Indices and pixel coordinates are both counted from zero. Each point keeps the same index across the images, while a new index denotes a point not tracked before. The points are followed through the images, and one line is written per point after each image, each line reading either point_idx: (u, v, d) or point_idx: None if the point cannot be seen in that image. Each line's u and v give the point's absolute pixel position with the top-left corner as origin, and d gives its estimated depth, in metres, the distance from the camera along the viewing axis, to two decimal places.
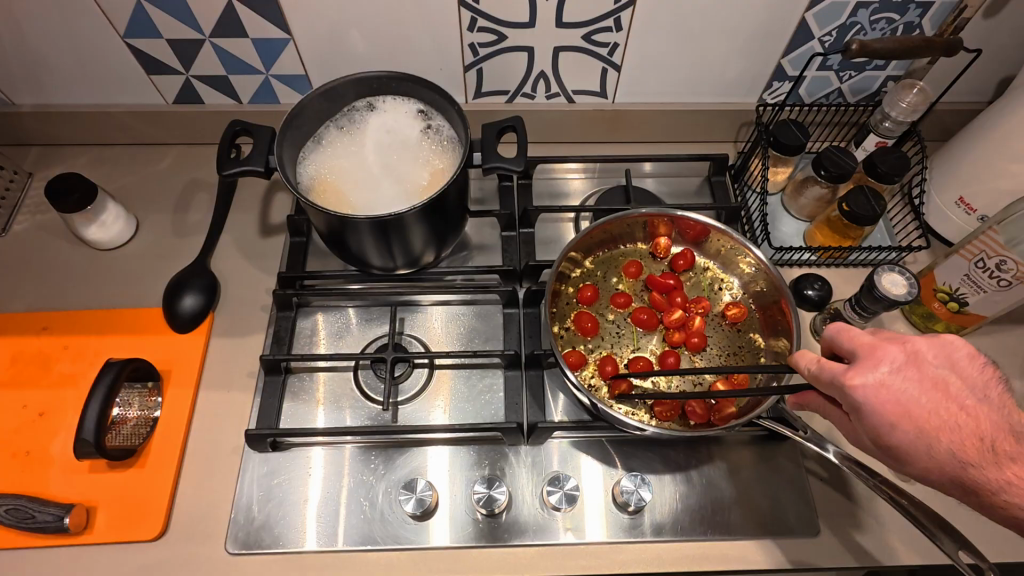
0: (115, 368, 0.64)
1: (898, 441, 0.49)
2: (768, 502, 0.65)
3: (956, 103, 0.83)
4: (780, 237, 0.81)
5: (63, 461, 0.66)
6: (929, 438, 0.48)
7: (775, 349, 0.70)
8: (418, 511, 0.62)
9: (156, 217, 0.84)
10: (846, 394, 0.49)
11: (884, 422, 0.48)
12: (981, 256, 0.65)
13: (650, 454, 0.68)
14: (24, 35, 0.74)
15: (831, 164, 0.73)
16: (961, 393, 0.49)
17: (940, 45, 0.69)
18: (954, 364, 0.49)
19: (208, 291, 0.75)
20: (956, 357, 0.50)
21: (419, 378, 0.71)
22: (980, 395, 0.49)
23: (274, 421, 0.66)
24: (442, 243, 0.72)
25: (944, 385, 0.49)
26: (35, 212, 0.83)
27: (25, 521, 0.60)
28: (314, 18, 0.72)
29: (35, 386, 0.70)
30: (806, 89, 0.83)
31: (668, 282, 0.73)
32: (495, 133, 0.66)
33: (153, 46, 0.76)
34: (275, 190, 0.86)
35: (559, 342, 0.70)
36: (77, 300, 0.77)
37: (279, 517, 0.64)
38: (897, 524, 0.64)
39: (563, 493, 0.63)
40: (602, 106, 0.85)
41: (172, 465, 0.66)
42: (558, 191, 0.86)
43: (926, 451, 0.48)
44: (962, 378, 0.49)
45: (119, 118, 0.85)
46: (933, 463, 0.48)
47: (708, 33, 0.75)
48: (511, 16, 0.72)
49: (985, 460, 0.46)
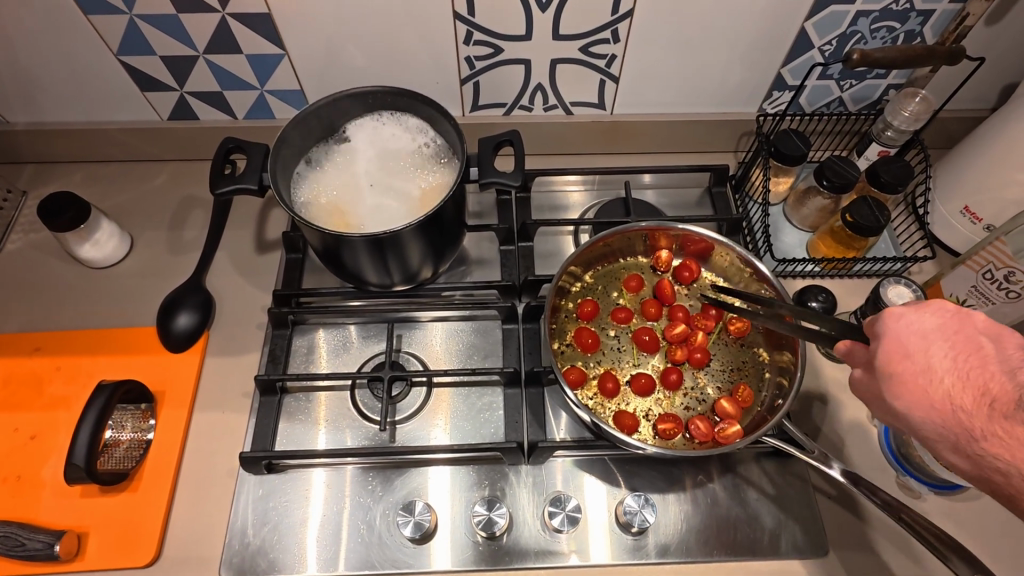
0: (107, 391, 0.63)
1: (904, 372, 0.41)
2: (775, 523, 0.64)
3: (960, 111, 0.82)
4: (782, 248, 0.80)
5: (55, 484, 0.64)
6: (930, 386, 0.41)
7: (780, 364, 0.68)
8: (417, 535, 0.60)
9: (150, 234, 0.83)
10: (878, 321, 0.44)
11: (897, 350, 0.42)
12: (989, 267, 0.64)
13: (654, 473, 0.66)
14: (17, 52, 0.74)
15: (833, 175, 0.72)
16: (997, 360, 0.40)
17: (943, 53, 0.68)
18: (1003, 343, 0.41)
19: (203, 309, 0.74)
20: (1007, 337, 0.41)
21: (417, 396, 0.70)
22: (1010, 368, 0.39)
23: (270, 443, 0.65)
24: (440, 258, 0.71)
25: (978, 346, 0.41)
26: (29, 230, 0.83)
27: (14, 549, 0.58)
28: (308, 33, 0.71)
29: (27, 409, 0.68)
30: (807, 98, 0.82)
31: (685, 275, 0.74)
32: (491, 148, 0.65)
33: (147, 63, 0.75)
34: (271, 205, 0.85)
35: (559, 358, 0.69)
36: (70, 320, 0.76)
37: (276, 542, 0.62)
38: (907, 543, 0.63)
39: (565, 514, 0.61)
40: (600, 117, 0.84)
41: (166, 488, 0.65)
42: (557, 205, 0.85)
43: (926, 385, 0.41)
44: (1000, 350, 0.40)
45: (113, 134, 0.85)
46: (925, 399, 0.41)
47: (706, 43, 0.74)
48: (507, 29, 0.71)
49: (984, 413, 0.38)
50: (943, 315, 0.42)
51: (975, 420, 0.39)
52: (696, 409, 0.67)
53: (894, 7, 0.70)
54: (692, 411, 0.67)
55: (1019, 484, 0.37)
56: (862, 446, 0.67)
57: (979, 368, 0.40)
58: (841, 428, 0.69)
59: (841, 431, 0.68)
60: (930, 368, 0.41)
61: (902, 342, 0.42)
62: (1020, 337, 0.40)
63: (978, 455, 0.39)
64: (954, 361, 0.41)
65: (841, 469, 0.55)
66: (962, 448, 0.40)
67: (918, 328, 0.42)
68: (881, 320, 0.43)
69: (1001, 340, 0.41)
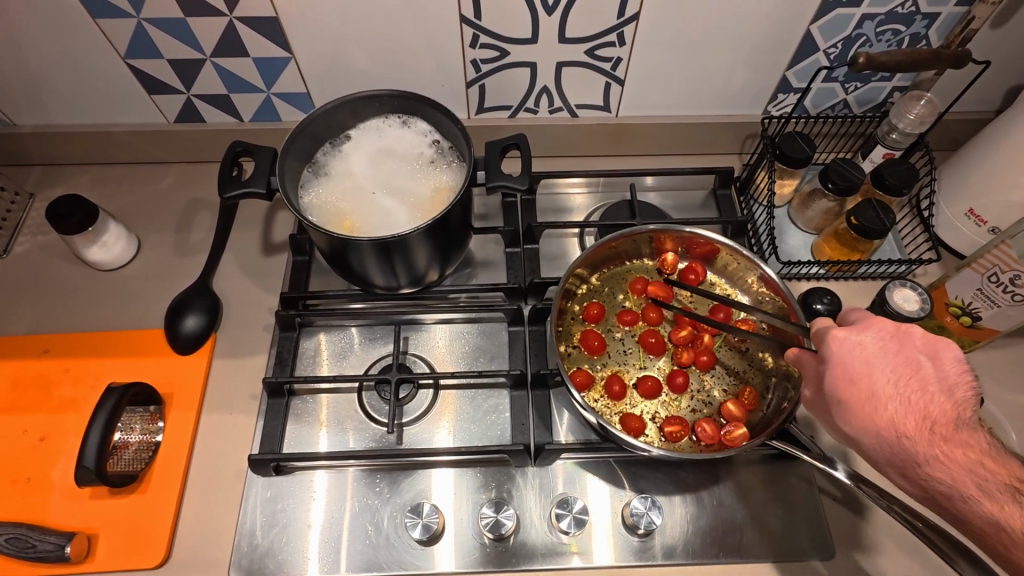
0: (117, 393, 0.63)
1: (849, 399, 0.48)
2: (781, 525, 0.64)
3: (965, 113, 0.82)
4: (787, 250, 0.80)
5: (64, 486, 0.65)
6: (875, 413, 0.47)
7: (786, 367, 0.69)
8: (425, 537, 0.61)
9: (157, 237, 0.83)
10: (824, 344, 0.50)
11: (843, 376, 0.49)
12: (994, 270, 0.64)
13: (660, 475, 0.67)
14: (24, 55, 0.74)
15: (838, 177, 0.72)
16: (933, 380, 0.47)
17: (948, 56, 0.68)
18: (939, 357, 0.48)
19: (210, 311, 0.75)
20: (943, 351, 0.48)
21: (424, 399, 0.70)
22: (946, 386, 0.47)
23: (278, 445, 0.65)
24: (447, 260, 0.71)
25: (917, 365, 0.48)
26: (36, 233, 0.83)
27: (25, 551, 0.59)
28: (315, 36, 0.71)
29: (36, 411, 0.69)
30: (812, 100, 0.82)
31: (691, 277, 0.74)
32: (498, 152, 0.65)
33: (154, 66, 0.75)
34: (278, 208, 0.85)
35: (565, 361, 0.69)
36: (78, 322, 0.76)
37: (283, 544, 0.63)
38: (912, 545, 0.63)
39: (572, 517, 0.62)
40: (605, 119, 0.85)
41: (175, 490, 0.65)
42: (561, 207, 0.85)
43: (871, 411, 0.47)
44: (936, 366, 0.48)
45: (119, 137, 0.85)
46: (871, 424, 0.47)
47: (712, 46, 0.74)
48: (513, 32, 0.71)
49: (921, 436, 0.46)
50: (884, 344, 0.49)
51: (918, 445, 0.45)
52: (702, 411, 0.67)
53: (900, 10, 0.70)
54: (698, 414, 0.67)
55: (956, 504, 0.44)
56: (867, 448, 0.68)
57: (918, 391, 0.47)
58: None
59: None
60: (874, 395, 0.47)
61: (846, 367, 0.49)
62: (955, 351, 0.48)
63: (922, 478, 0.46)
64: (895, 385, 0.48)
65: (845, 470, 0.55)
66: (908, 472, 0.46)
67: (865, 354, 0.49)
68: (827, 345, 0.50)
69: (938, 355, 0.48)
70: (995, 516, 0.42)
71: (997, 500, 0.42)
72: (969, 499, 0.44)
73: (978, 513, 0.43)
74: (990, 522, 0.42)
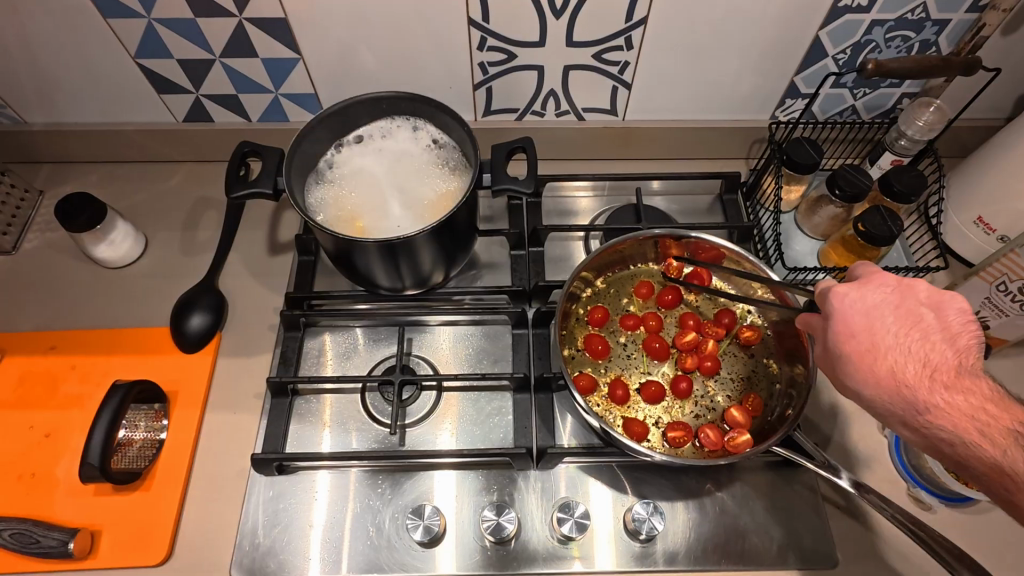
0: (122, 390, 0.64)
1: (858, 337, 0.50)
2: (783, 532, 0.64)
3: (975, 120, 0.81)
4: (793, 256, 0.80)
5: (69, 483, 0.65)
6: (886, 347, 0.49)
7: (791, 375, 0.68)
8: (426, 539, 0.61)
9: (164, 235, 0.84)
10: (827, 300, 0.52)
11: (862, 323, 0.50)
12: (1003, 279, 0.64)
13: (663, 481, 0.66)
14: (35, 54, 0.74)
15: (845, 183, 0.72)
16: (933, 330, 0.49)
17: (958, 63, 0.67)
18: (942, 309, 0.50)
19: (215, 310, 0.75)
20: (947, 304, 0.50)
21: (427, 400, 0.70)
22: (948, 336, 0.49)
23: (281, 445, 0.65)
24: (452, 262, 0.71)
25: (918, 316, 0.50)
26: (44, 230, 0.84)
27: (29, 546, 0.59)
28: (323, 37, 0.72)
29: (42, 408, 0.69)
30: (820, 106, 0.82)
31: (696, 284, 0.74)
32: (505, 153, 0.65)
33: (164, 65, 0.76)
34: (285, 208, 0.85)
35: (569, 364, 0.69)
36: (84, 319, 0.76)
37: (285, 544, 0.63)
38: (916, 554, 0.63)
39: (574, 521, 0.61)
40: (612, 123, 0.84)
41: (178, 488, 0.65)
42: (567, 209, 0.85)
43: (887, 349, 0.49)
44: (937, 318, 0.50)
45: (128, 136, 0.85)
46: (887, 366, 0.49)
47: (720, 50, 0.74)
48: (521, 35, 0.71)
49: (926, 383, 0.48)
50: (887, 291, 0.51)
51: (919, 392, 0.48)
52: (706, 417, 0.67)
53: (909, 16, 0.69)
54: (702, 419, 0.67)
55: (962, 449, 0.46)
56: (872, 458, 0.67)
57: (919, 340, 0.49)
58: (850, 437, 0.68)
59: (850, 440, 0.68)
60: (879, 322, 0.50)
61: (851, 321, 0.51)
62: (958, 303, 0.49)
63: (925, 426, 0.47)
64: (897, 336, 0.50)
65: (849, 478, 0.55)
66: (911, 420, 0.48)
67: (873, 302, 0.51)
68: (831, 298, 0.52)
69: (941, 308, 0.50)
70: (996, 459, 0.44)
71: (1001, 446, 0.44)
72: (972, 447, 0.45)
73: (979, 457, 0.45)
74: (990, 464, 0.44)
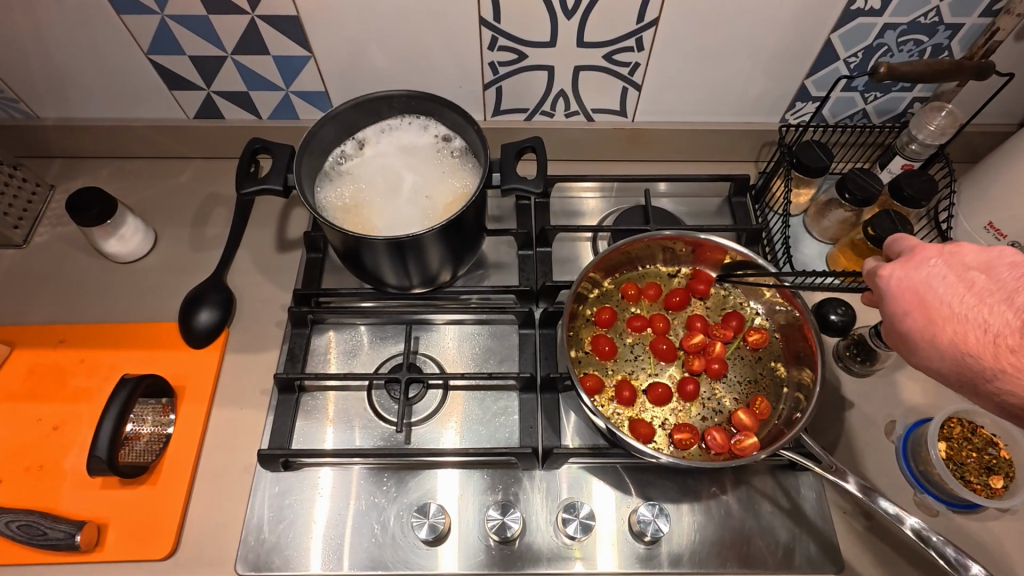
0: (130, 385, 0.64)
1: (912, 325, 0.47)
2: (789, 537, 0.63)
3: (986, 126, 0.81)
4: (802, 259, 0.80)
5: (76, 475, 0.66)
6: (940, 298, 0.46)
7: (798, 380, 0.68)
8: (430, 537, 0.61)
9: (174, 231, 0.84)
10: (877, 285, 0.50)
11: (913, 299, 0.47)
12: None
13: (668, 482, 0.66)
14: (49, 49, 0.75)
15: (855, 188, 0.71)
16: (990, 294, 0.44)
17: (972, 67, 0.67)
18: (993, 269, 0.45)
19: (224, 306, 0.75)
20: (998, 263, 0.45)
21: (432, 399, 0.70)
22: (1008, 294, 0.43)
23: (287, 441, 0.65)
24: (460, 261, 0.71)
25: (970, 282, 0.45)
26: (56, 224, 0.84)
27: (36, 538, 0.60)
28: (335, 36, 0.72)
29: (52, 401, 0.70)
30: (830, 109, 0.81)
31: (700, 287, 0.74)
32: (514, 153, 0.65)
33: (176, 62, 0.76)
34: (293, 205, 0.86)
35: (575, 366, 0.69)
36: (93, 314, 0.77)
37: (290, 540, 0.63)
38: (922, 560, 0.62)
39: (579, 522, 0.61)
40: (621, 124, 0.84)
41: (184, 483, 0.66)
42: (575, 210, 0.85)
43: (948, 320, 0.45)
44: (991, 277, 0.44)
45: (140, 132, 0.86)
46: (951, 334, 0.45)
47: (731, 53, 0.74)
48: (532, 35, 0.71)
49: (985, 344, 0.43)
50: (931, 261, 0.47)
51: (981, 359, 0.43)
52: (712, 420, 0.67)
53: (923, 20, 0.69)
54: (708, 422, 0.66)
55: None
56: (880, 462, 0.67)
57: (976, 306, 0.44)
58: (857, 442, 0.68)
59: (857, 445, 0.68)
60: (927, 283, 0.47)
61: (907, 295, 0.47)
62: (1009, 259, 0.44)
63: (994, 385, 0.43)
64: (954, 299, 0.45)
65: (856, 483, 0.55)
66: (981, 385, 0.44)
67: (925, 279, 0.47)
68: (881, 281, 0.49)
69: (992, 268, 0.45)
70: None
71: None
72: None
73: None
74: None
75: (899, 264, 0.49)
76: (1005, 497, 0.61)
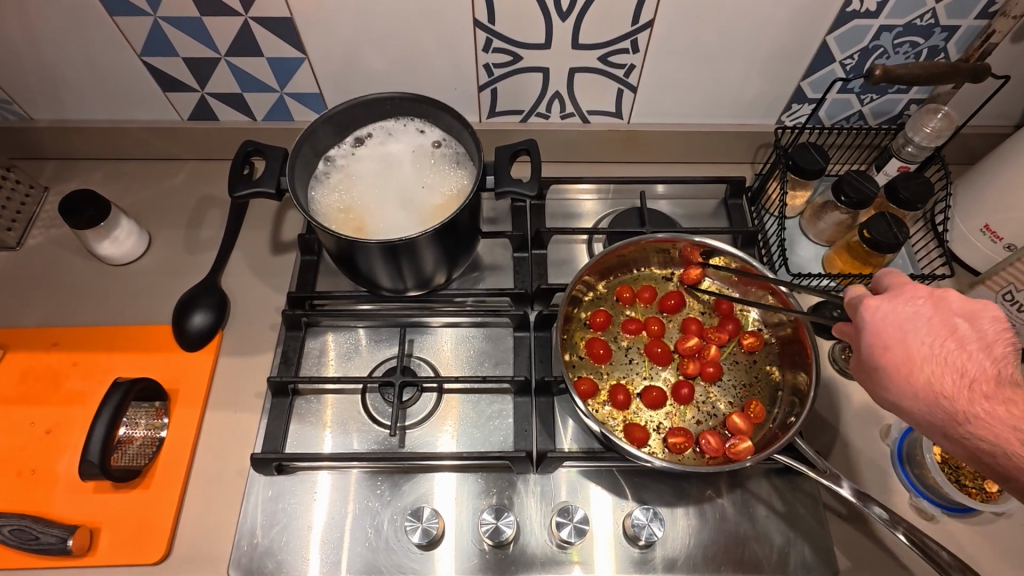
0: (123, 389, 0.64)
1: (885, 364, 0.46)
2: (784, 541, 0.63)
3: (982, 128, 0.81)
4: (797, 262, 0.80)
5: (69, 479, 0.65)
6: (916, 340, 0.45)
7: (794, 384, 0.68)
8: (424, 542, 0.60)
9: (168, 233, 0.84)
10: (859, 314, 0.48)
11: (889, 337, 0.46)
12: (1009, 288, 0.67)
13: (663, 486, 0.66)
14: (41, 51, 0.75)
15: (851, 190, 0.71)
16: (968, 341, 0.44)
17: (967, 69, 0.67)
18: (976, 320, 0.45)
19: (217, 309, 0.75)
20: (982, 315, 0.45)
21: (427, 402, 0.70)
22: (984, 347, 0.44)
23: (281, 445, 0.65)
24: (454, 264, 0.71)
25: (952, 328, 0.45)
26: (49, 226, 0.84)
27: (28, 542, 0.60)
28: (329, 38, 0.72)
29: (45, 404, 0.70)
30: (826, 111, 0.81)
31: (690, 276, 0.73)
32: (508, 156, 0.65)
33: (170, 64, 0.76)
34: (288, 207, 0.85)
35: (569, 370, 0.68)
36: (87, 316, 0.77)
37: (284, 544, 0.63)
38: (916, 564, 0.62)
39: (573, 526, 0.61)
40: (617, 126, 0.84)
41: (178, 487, 0.65)
42: (570, 212, 0.85)
43: (918, 364, 0.45)
44: (973, 328, 0.44)
45: (134, 133, 0.86)
46: (918, 379, 0.45)
47: (727, 55, 0.74)
48: (526, 37, 0.71)
49: (961, 391, 0.43)
50: (918, 300, 0.46)
51: (957, 403, 0.43)
52: (707, 423, 0.67)
53: (919, 22, 0.69)
54: (703, 425, 0.66)
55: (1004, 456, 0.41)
56: (875, 465, 0.67)
57: (954, 351, 0.44)
58: (853, 445, 0.68)
59: (852, 448, 0.68)
60: (906, 323, 0.46)
61: (882, 332, 0.46)
62: (994, 313, 0.44)
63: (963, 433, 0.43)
64: (931, 345, 0.45)
65: (850, 487, 0.55)
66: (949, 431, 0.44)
67: (898, 317, 0.46)
68: (863, 311, 0.47)
69: (974, 319, 0.45)
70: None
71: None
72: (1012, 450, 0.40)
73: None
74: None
75: (886, 298, 0.47)
76: (999, 502, 0.61)
